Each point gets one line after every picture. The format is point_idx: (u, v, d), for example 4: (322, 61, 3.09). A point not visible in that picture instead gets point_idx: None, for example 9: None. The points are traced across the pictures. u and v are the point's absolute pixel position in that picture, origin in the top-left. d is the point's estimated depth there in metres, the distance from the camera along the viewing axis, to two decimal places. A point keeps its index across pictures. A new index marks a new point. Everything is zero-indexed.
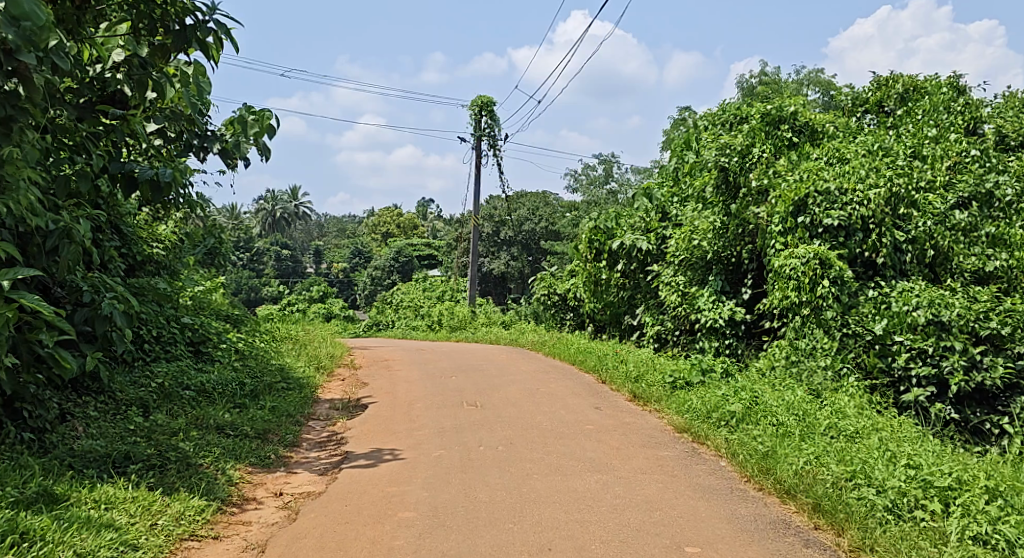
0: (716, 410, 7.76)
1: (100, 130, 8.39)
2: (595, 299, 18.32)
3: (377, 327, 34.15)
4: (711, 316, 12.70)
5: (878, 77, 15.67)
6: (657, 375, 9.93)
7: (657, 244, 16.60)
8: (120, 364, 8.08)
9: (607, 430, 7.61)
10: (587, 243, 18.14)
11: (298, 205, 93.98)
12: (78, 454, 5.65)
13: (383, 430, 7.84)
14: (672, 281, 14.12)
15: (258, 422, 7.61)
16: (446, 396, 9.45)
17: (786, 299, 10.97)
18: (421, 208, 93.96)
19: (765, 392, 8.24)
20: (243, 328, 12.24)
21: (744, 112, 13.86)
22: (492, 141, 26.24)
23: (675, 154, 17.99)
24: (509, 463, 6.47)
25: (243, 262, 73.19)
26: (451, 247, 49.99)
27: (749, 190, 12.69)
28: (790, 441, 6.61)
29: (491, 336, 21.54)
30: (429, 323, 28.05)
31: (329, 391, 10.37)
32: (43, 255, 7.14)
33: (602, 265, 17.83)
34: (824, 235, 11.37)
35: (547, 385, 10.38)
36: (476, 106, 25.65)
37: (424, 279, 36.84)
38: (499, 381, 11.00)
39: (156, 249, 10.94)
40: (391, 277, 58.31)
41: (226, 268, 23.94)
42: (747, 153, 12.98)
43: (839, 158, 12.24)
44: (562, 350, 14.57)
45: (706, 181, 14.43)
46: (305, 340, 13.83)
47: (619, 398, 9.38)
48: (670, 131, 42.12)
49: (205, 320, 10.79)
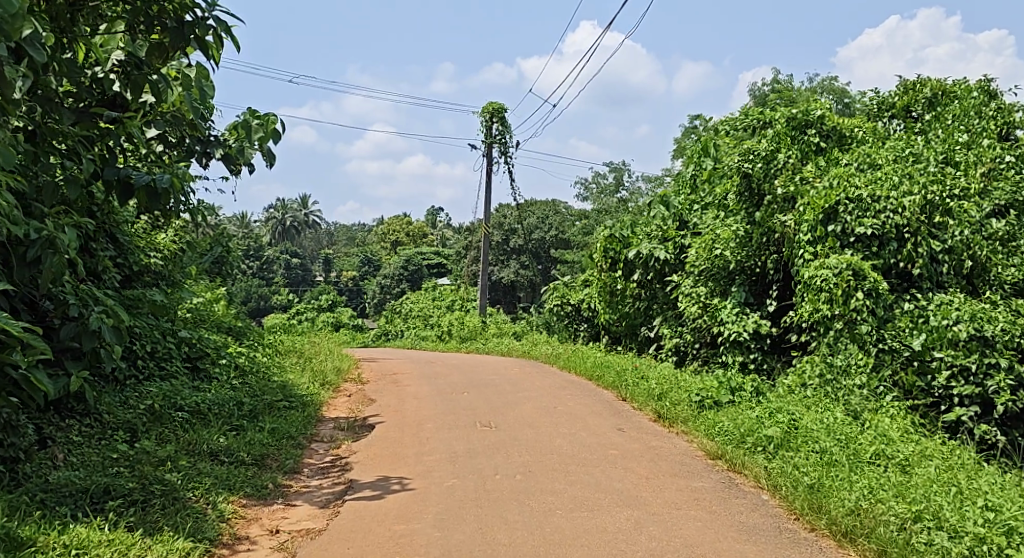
0: (751, 434, 7.17)
1: (94, 133, 7.68)
2: (610, 310, 17.74)
3: (386, 337, 33.66)
4: (735, 329, 12.12)
5: (904, 81, 15.09)
6: (682, 393, 9.34)
7: (675, 253, 16.01)
8: (110, 384, 7.55)
9: (633, 455, 7.05)
10: (602, 252, 17.57)
11: (308, 213, 93.72)
12: (52, 490, 5.13)
13: (390, 455, 7.28)
14: (692, 292, 13.54)
15: (256, 446, 7.07)
16: (459, 416, 8.87)
17: (817, 312, 10.33)
18: (430, 216, 93.53)
19: (802, 414, 7.65)
20: (245, 341, 11.69)
21: (768, 117, 13.28)
22: (503, 148, 25.74)
23: (692, 160, 17.43)
24: (529, 496, 5.91)
25: (253, 270, 72.90)
26: (460, 255, 49.51)
27: (775, 197, 12.12)
28: (838, 472, 6.04)
29: (502, 347, 20.98)
30: (438, 333, 27.53)
31: (335, 409, 9.81)
32: (24, 267, 6.63)
33: (617, 275, 17.25)
34: (857, 244, 10.77)
35: (564, 403, 9.80)
36: (487, 113, 25.14)
37: (434, 287, 36.32)
38: (512, 397, 10.42)
39: (154, 259, 10.42)
40: (400, 285, 57.88)
41: (232, 277, 23.45)
42: (772, 158, 12.42)
43: (870, 164, 11.61)
44: (577, 364, 13.99)
45: (728, 189, 13.87)
46: (310, 354, 13.28)
47: (643, 418, 8.80)
48: (681, 139, 41.55)
49: (205, 333, 10.25)
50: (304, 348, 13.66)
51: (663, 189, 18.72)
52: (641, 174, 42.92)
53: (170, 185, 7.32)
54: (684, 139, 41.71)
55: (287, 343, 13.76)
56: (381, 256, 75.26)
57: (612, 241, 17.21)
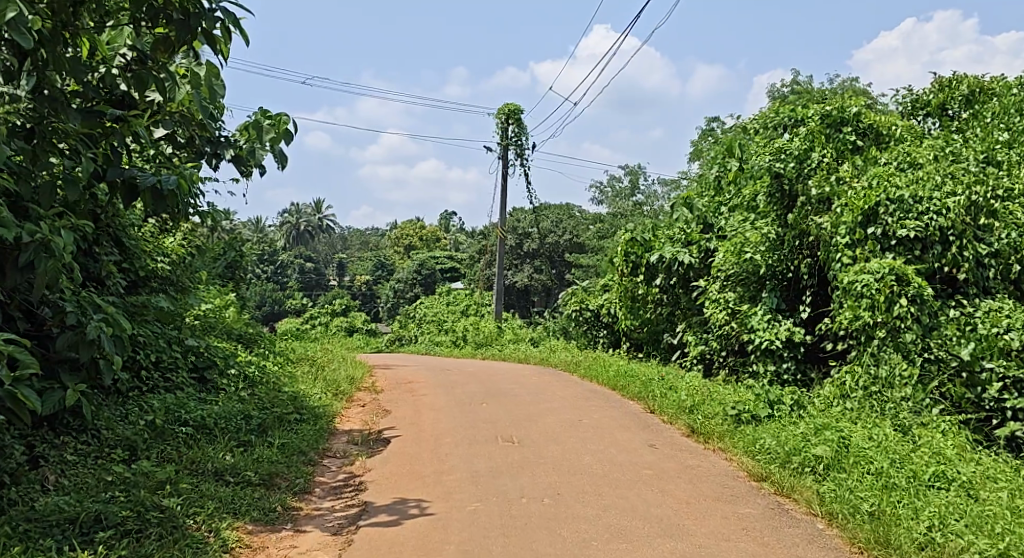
0: (797, 454, 6.66)
1: (96, 133, 7.09)
2: (631, 316, 17.22)
3: (400, 342, 33.27)
4: (766, 337, 11.68)
5: (939, 78, 14.52)
6: (716, 406, 8.82)
7: (700, 257, 15.48)
8: (111, 396, 7.09)
9: (669, 475, 6.54)
10: (623, 256, 17.01)
11: (322, 218, 93.54)
12: (37, 519, 4.67)
13: (408, 474, 6.78)
14: (720, 297, 13.03)
15: (265, 464, 6.58)
16: (479, 430, 8.36)
17: (858, 320, 9.81)
18: (444, 220, 93.22)
19: (850, 432, 7.14)
20: (256, 348, 11.23)
21: (800, 114, 12.76)
22: (519, 150, 25.26)
23: (716, 161, 16.89)
24: (562, 524, 5.41)
25: (267, 275, 72.73)
26: (474, 259, 49.03)
27: (808, 198, 11.66)
28: (899, 497, 5.53)
29: (519, 353, 20.47)
30: (453, 339, 27.06)
31: (348, 421, 9.32)
32: (16, 272, 6.17)
33: (639, 280, 16.73)
34: (899, 247, 10.21)
35: (589, 416, 9.29)
36: (503, 114, 24.66)
37: (448, 291, 35.86)
38: (534, 409, 9.91)
39: (160, 262, 9.97)
40: (414, 290, 57.51)
41: (244, 281, 23.02)
42: (805, 157, 11.95)
43: (910, 163, 11.06)
44: (599, 372, 13.47)
45: (756, 191, 13.35)
46: (322, 361, 12.81)
47: (674, 433, 8.28)
48: (697, 141, 40.94)
49: (213, 341, 9.78)
50: (316, 356, 13.19)
51: (686, 192, 18.21)
52: (658, 178, 42.40)
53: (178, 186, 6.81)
54: (701, 141, 41.16)
55: (298, 350, 13.29)
56: (395, 261, 74.95)
57: (633, 244, 16.70)
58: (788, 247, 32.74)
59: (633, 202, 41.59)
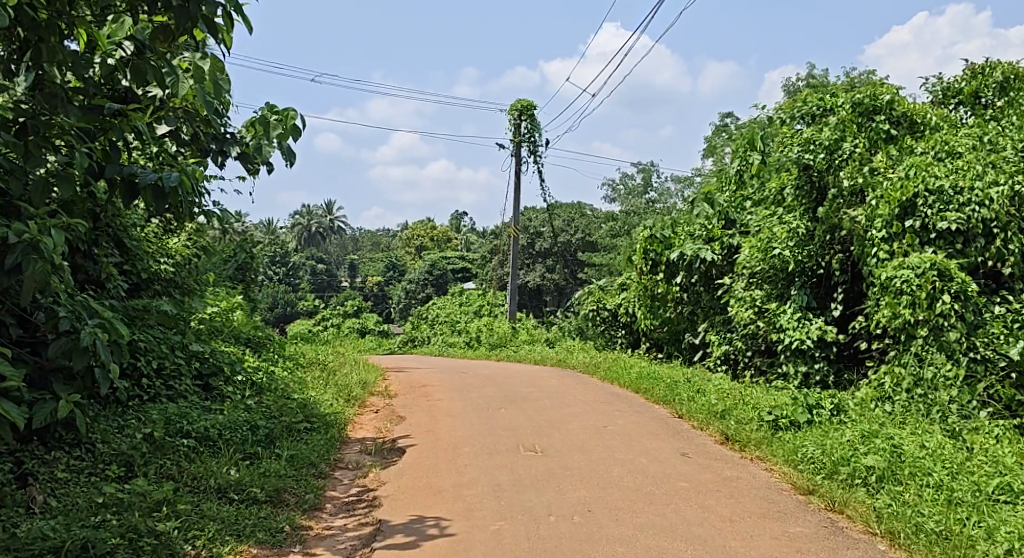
0: (847, 464, 6.17)
1: (94, 128, 6.49)
2: (651, 316, 16.73)
3: (413, 343, 32.87)
4: (797, 337, 11.25)
5: (970, 65, 13.98)
6: (750, 410, 8.34)
7: (723, 254, 14.98)
8: (110, 407, 6.66)
9: (708, 488, 6.06)
10: (642, 253, 16.47)
11: (333, 219, 93.30)
12: (18, 550, 4.25)
13: (426, 488, 6.31)
14: (746, 295, 12.54)
15: (272, 478, 6.13)
16: (500, 439, 7.88)
17: (898, 318, 9.31)
18: (455, 220, 92.85)
19: (901, 439, 6.63)
20: (265, 353, 10.80)
21: (828, 104, 12.26)
22: (532, 147, 24.80)
23: (737, 154, 16.39)
24: (596, 546, 4.94)
25: (278, 277, 72.54)
26: (486, 258, 48.59)
27: (840, 190, 11.22)
28: (967, 514, 5.05)
29: (535, 354, 20.01)
30: (467, 340, 26.63)
31: (361, 429, 8.86)
32: (3, 275, 5.73)
33: (659, 278, 16.23)
34: (939, 240, 9.74)
35: (615, 421, 8.81)
36: (516, 110, 24.18)
37: (460, 291, 35.43)
38: (557, 414, 9.44)
39: (164, 262, 9.54)
40: (425, 290, 57.15)
41: (254, 283, 22.62)
42: (836, 148, 11.50)
43: (948, 152, 10.55)
44: (621, 374, 12.99)
45: (783, 185, 12.86)
46: (334, 365, 12.39)
47: (707, 440, 7.79)
48: (711, 137, 40.34)
49: (220, 346, 9.34)
50: (328, 360, 12.77)
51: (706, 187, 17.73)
52: (672, 175, 41.90)
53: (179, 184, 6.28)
54: (715, 137, 40.63)
55: (309, 354, 12.87)
56: (406, 261, 74.61)
57: (653, 241, 16.20)
58: (806, 243, 32.18)
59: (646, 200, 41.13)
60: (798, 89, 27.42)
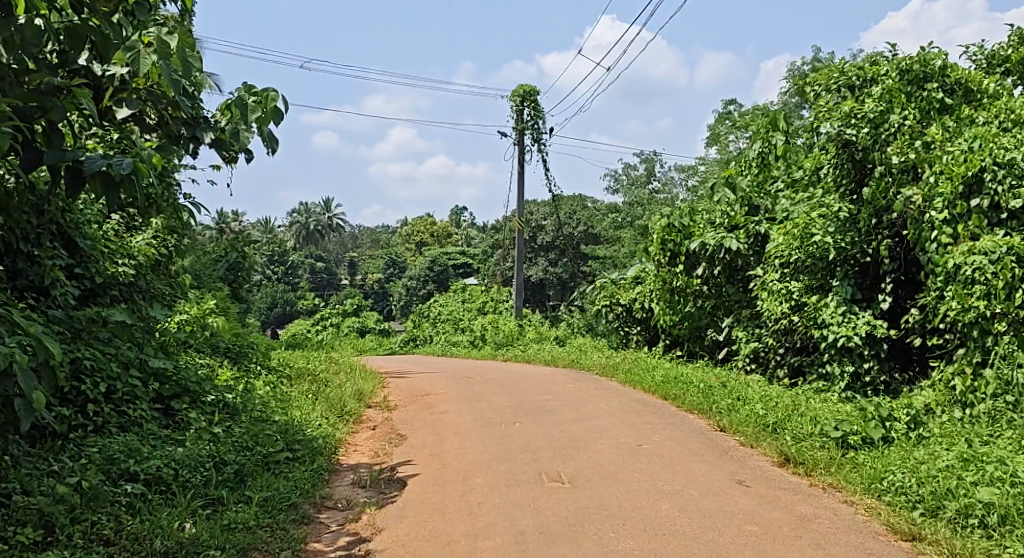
0: (954, 498, 5.01)
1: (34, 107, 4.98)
2: (669, 311, 15.55)
3: (415, 343, 32.07)
4: (844, 333, 10.04)
5: (1018, 30, 12.77)
6: (809, 421, 7.16)
7: (749, 243, 13.77)
8: (42, 445, 5.44)
9: (784, 534, 4.88)
10: (660, 245, 15.18)
11: (331, 217, 92.10)
12: None
13: (433, 538, 5.11)
14: (781, 287, 11.39)
15: (240, 531, 4.92)
16: (519, 465, 6.68)
17: (969, 312, 8.11)
18: (454, 216, 91.66)
19: (1012, 459, 5.46)
20: (247, 364, 9.59)
21: (869, 73, 11.05)
22: (535, 135, 23.58)
23: (759, 135, 15.17)
24: None
25: (277, 276, 71.51)
26: (488, 254, 47.37)
27: (889, 168, 10.01)
28: None
29: (544, 354, 18.82)
30: (471, 339, 25.49)
31: (354, 453, 7.65)
32: None
33: (678, 270, 15.04)
34: (1011, 222, 8.67)
35: (648, 437, 7.63)
36: (517, 97, 22.94)
37: (462, 287, 34.20)
38: (580, 428, 8.25)
39: (124, 264, 8.30)
40: (426, 287, 56.03)
41: (245, 284, 21.42)
42: (882, 121, 10.30)
43: (1014, 121, 9.39)
44: (643, 377, 11.80)
45: (819, 165, 11.65)
46: (325, 373, 11.18)
47: (762, 461, 6.62)
48: (716, 124, 39.09)
49: (191, 360, 8.13)
50: (319, 368, 11.56)
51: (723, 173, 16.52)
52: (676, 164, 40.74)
53: (135, 171, 4.94)
54: (719, 124, 39.45)
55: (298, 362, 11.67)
56: (406, 258, 73.47)
57: (670, 231, 15.02)
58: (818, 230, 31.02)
59: (651, 190, 39.90)
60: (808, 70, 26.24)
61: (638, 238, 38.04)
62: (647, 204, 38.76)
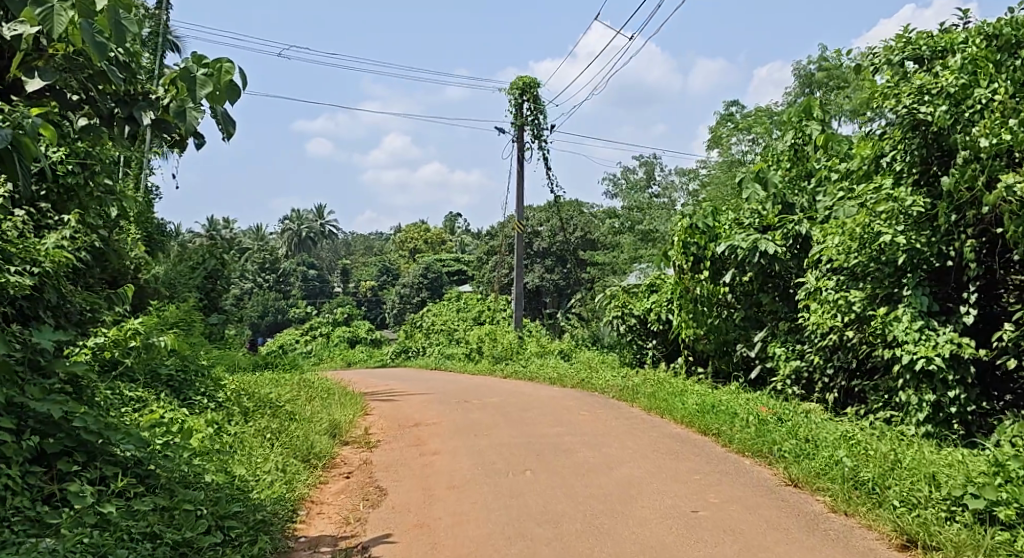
0: None
1: None
2: (688, 324, 13.76)
3: (407, 356, 30.60)
4: (922, 354, 8.33)
5: None
6: (918, 475, 5.49)
7: (787, 246, 11.97)
8: None
9: None
10: (681, 247, 13.51)
11: (324, 223, 90.29)
12: None
13: None
14: (838, 297, 9.75)
15: None
16: (539, 548, 4.94)
17: None
18: (449, 222, 89.83)
19: None
20: (190, 398, 7.76)
21: (940, 43, 9.35)
22: (536, 131, 21.82)
23: (792, 125, 13.46)
24: None
25: (269, 284, 69.85)
26: (482, 261, 45.70)
27: (977, 152, 8.28)
28: None
29: (548, 370, 17.05)
30: (468, 352, 23.76)
31: (315, 518, 5.86)
32: None
33: (701, 277, 13.28)
34: None
35: (702, 496, 5.94)
36: (517, 89, 21.16)
37: (457, 295, 32.37)
38: (609, 480, 6.54)
39: (21, 273, 6.35)
40: (420, 295, 54.29)
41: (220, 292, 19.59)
42: (965, 96, 8.64)
43: None
44: (671, 402, 10.03)
45: (881, 154, 9.90)
46: (295, 401, 9.36)
47: (870, 542, 4.96)
48: (718, 128, 37.55)
49: (109, 399, 6.32)
50: (288, 394, 9.74)
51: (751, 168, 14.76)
52: (677, 168, 39.00)
53: (18, 147, 4.51)
54: (721, 126, 37.74)
55: (263, 388, 9.84)
56: (400, 265, 71.68)
57: (693, 232, 13.31)
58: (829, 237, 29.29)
59: (650, 194, 37.91)
60: (819, 67, 24.70)
61: (638, 245, 36.34)
62: (648, 209, 37.08)
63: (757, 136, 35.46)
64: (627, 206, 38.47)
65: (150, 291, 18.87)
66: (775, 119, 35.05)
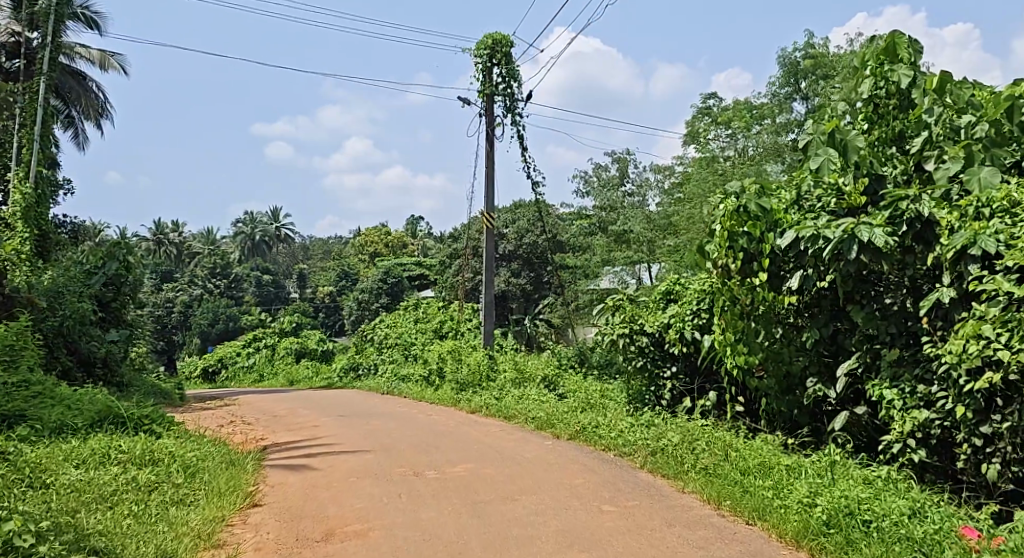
0: None
1: None
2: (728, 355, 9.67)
3: (357, 373, 26.62)
4: None
5: None
6: None
7: (897, 234, 7.86)
8: None
9: None
10: (725, 239, 9.31)
11: (279, 227, 85.45)
12: None
13: None
14: None
15: None
16: None
17: None
18: (409, 225, 85.34)
19: None
20: None
21: None
22: (510, 102, 17.75)
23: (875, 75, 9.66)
24: None
25: (217, 289, 65.34)
26: (443, 265, 41.50)
27: None
28: None
29: (526, 404, 12.99)
30: (426, 375, 19.61)
31: None
32: None
33: (754, 282, 9.13)
34: None
35: None
36: (485, 48, 17.23)
37: (415, 303, 28.22)
38: None
39: None
40: (378, 301, 50.10)
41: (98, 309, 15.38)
42: None
43: None
44: (754, 496, 6.02)
45: None
46: (99, 537, 5.26)
47: None
48: (700, 119, 33.81)
49: None
50: (95, 514, 5.66)
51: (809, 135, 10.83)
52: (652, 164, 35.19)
53: None
54: (698, 120, 34.00)
55: (47, 513, 5.69)
56: (357, 269, 67.30)
57: (743, 217, 9.19)
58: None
59: (623, 193, 33.91)
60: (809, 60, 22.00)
61: (613, 247, 32.51)
62: (622, 208, 33.26)
63: (737, 129, 31.82)
64: (599, 206, 34.50)
65: (11, 304, 14.68)
66: (758, 110, 31.42)
